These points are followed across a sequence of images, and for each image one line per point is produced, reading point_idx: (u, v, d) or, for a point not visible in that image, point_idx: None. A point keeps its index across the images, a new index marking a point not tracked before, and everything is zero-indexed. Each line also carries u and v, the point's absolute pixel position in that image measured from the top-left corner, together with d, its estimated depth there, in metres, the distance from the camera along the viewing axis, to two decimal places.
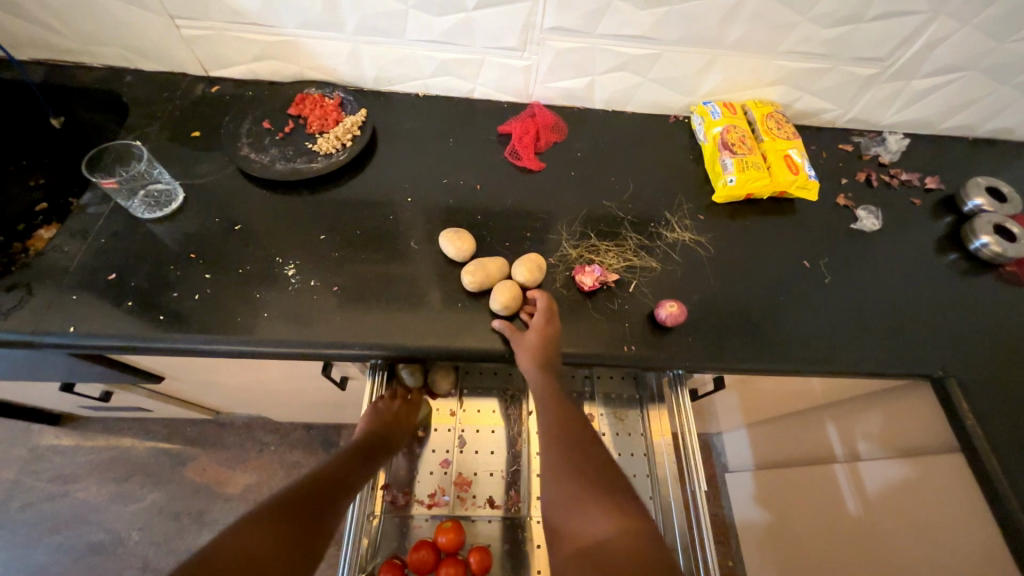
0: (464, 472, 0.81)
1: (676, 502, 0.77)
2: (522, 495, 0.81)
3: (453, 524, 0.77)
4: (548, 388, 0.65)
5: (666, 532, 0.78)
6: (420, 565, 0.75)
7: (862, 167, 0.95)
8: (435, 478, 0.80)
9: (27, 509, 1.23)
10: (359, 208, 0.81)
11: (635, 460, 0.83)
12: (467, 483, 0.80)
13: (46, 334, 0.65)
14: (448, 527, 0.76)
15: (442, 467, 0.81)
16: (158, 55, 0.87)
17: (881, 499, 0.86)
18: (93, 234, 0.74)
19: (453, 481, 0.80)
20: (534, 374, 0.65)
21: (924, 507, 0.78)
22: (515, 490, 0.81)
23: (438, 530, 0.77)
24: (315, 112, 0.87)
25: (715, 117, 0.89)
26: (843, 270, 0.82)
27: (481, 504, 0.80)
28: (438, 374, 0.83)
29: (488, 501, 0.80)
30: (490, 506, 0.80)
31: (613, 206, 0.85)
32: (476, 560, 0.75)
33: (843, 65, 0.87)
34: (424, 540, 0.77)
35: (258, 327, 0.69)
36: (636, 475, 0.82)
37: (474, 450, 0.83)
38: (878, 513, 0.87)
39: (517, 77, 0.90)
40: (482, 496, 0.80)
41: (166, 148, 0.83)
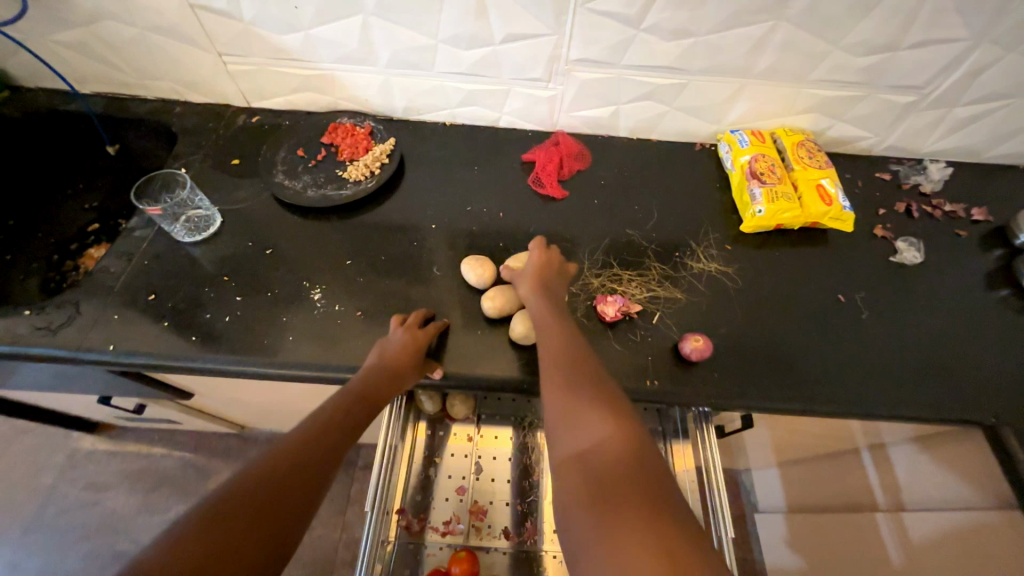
0: (480, 500, 0.80)
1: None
2: (539, 528, 0.79)
3: (467, 555, 0.74)
4: (540, 302, 0.65)
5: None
6: None
7: (901, 197, 0.91)
8: (451, 505, 0.79)
9: (61, 514, 1.28)
10: (385, 234, 0.83)
11: None
12: (483, 512, 0.79)
13: (88, 351, 0.68)
14: (462, 558, 0.73)
15: (458, 494, 0.80)
16: (205, 88, 0.93)
17: (931, 553, 0.81)
18: (137, 257, 0.78)
19: (469, 509, 0.79)
20: (531, 298, 0.66)
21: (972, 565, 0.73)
22: (530, 521, 0.79)
23: (452, 560, 0.74)
24: (347, 140, 0.90)
25: (743, 146, 0.88)
26: (883, 305, 0.78)
27: (496, 534, 0.78)
28: (456, 400, 0.81)
29: (504, 531, 0.79)
30: (506, 537, 0.78)
31: (636, 235, 0.84)
32: None
33: (878, 94, 0.85)
34: (436, 570, 0.74)
35: (283, 349, 0.70)
36: None
37: (490, 478, 0.82)
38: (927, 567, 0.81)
39: (542, 106, 0.92)
40: (498, 526, 0.79)
41: (207, 175, 0.87)
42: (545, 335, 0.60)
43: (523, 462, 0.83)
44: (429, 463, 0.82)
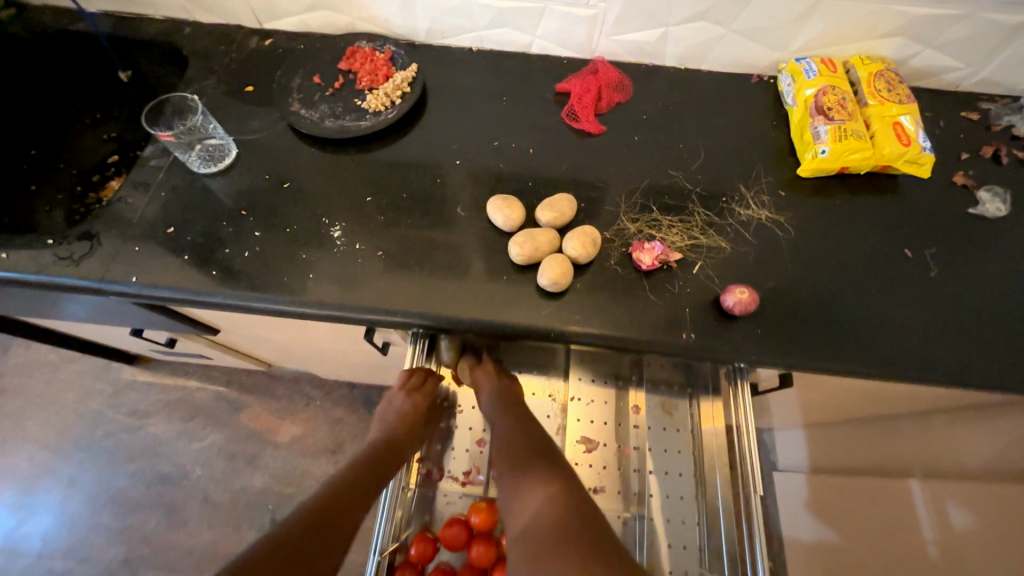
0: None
1: (727, 510, 0.73)
2: None
3: (486, 505, 0.77)
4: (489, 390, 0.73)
5: (710, 537, 0.73)
6: (452, 540, 0.76)
7: (989, 140, 0.79)
8: (470, 456, 0.79)
9: (108, 437, 1.36)
10: (407, 171, 0.78)
11: (681, 458, 0.77)
12: None
13: (111, 282, 0.68)
14: (482, 508, 0.77)
15: (478, 446, 0.79)
16: (214, 5, 0.86)
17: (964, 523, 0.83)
18: (154, 187, 0.75)
19: (488, 461, 0.79)
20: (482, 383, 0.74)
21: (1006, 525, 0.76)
22: None
23: (472, 509, 0.78)
24: (365, 66, 0.83)
25: (810, 76, 0.77)
26: (954, 261, 0.70)
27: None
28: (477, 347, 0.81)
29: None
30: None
31: (680, 177, 0.76)
32: None
33: (983, 12, 0.71)
34: (456, 518, 0.78)
35: (304, 287, 0.69)
36: (682, 474, 0.76)
37: None
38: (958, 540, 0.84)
39: (580, 28, 0.82)
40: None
41: (221, 103, 0.83)
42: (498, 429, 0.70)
43: (545, 416, 0.81)
44: (449, 414, 0.82)
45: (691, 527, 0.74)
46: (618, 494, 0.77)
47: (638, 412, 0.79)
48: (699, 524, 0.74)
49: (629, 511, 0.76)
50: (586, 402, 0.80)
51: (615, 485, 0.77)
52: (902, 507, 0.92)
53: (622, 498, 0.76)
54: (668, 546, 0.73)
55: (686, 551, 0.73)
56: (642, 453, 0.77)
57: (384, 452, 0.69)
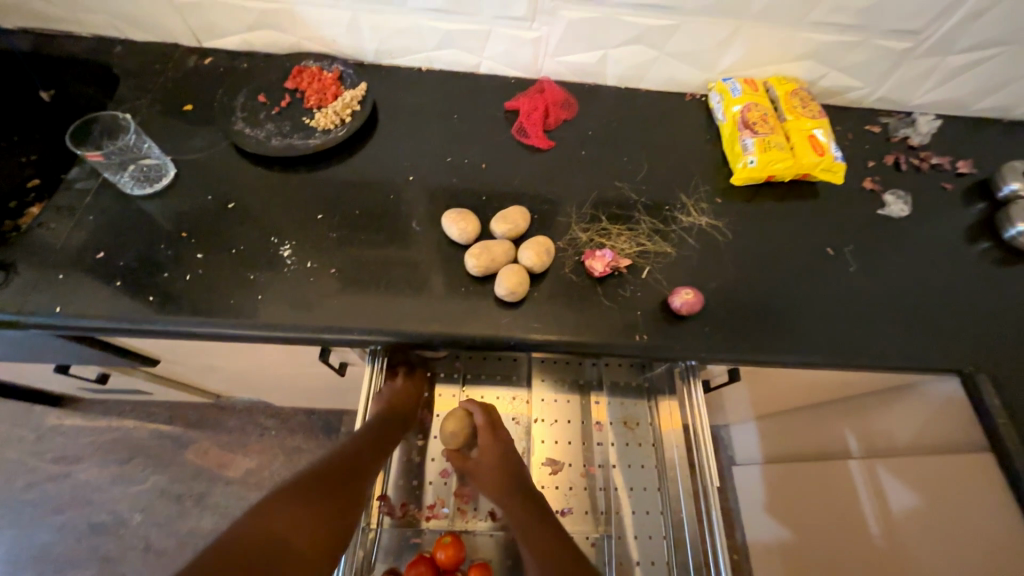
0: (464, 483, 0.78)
1: (691, 524, 0.73)
2: None
3: (452, 540, 0.73)
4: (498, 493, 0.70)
5: (676, 549, 0.74)
6: None
7: (890, 150, 0.90)
8: (434, 489, 0.77)
9: (29, 489, 1.22)
10: (359, 188, 0.77)
11: (645, 472, 0.79)
12: (469, 495, 0.77)
13: (31, 314, 0.63)
14: (448, 543, 0.72)
15: (442, 478, 0.77)
16: (149, 23, 0.83)
17: (903, 510, 0.82)
18: (81, 211, 0.71)
19: (453, 492, 0.77)
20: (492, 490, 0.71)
21: (945, 512, 0.75)
22: None
23: (437, 545, 0.73)
24: (313, 85, 0.82)
25: (735, 94, 0.84)
26: (869, 257, 0.78)
27: (481, 516, 0.77)
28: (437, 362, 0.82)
29: (489, 514, 0.77)
30: (492, 519, 0.77)
31: (625, 188, 0.80)
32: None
33: (875, 39, 0.81)
34: (421, 557, 0.72)
35: (253, 309, 0.66)
36: (646, 488, 0.79)
37: None
38: (898, 528, 0.84)
39: (525, 50, 0.85)
40: (483, 509, 0.77)
41: (157, 122, 0.79)
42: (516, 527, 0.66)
43: None
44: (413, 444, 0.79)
45: (657, 542, 0.76)
46: (585, 515, 0.77)
47: (601, 427, 0.81)
48: (665, 538, 0.76)
49: (597, 531, 0.76)
50: (549, 422, 0.81)
51: (583, 505, 0.78)
52: (845, 488, 0.94)
53: (590, 518, 0.77)
54: (637, 564, 0.75)
55: (655, 566, 0.74)
56: (607, 471, 0.79)
57: (367, 442, 0.67)
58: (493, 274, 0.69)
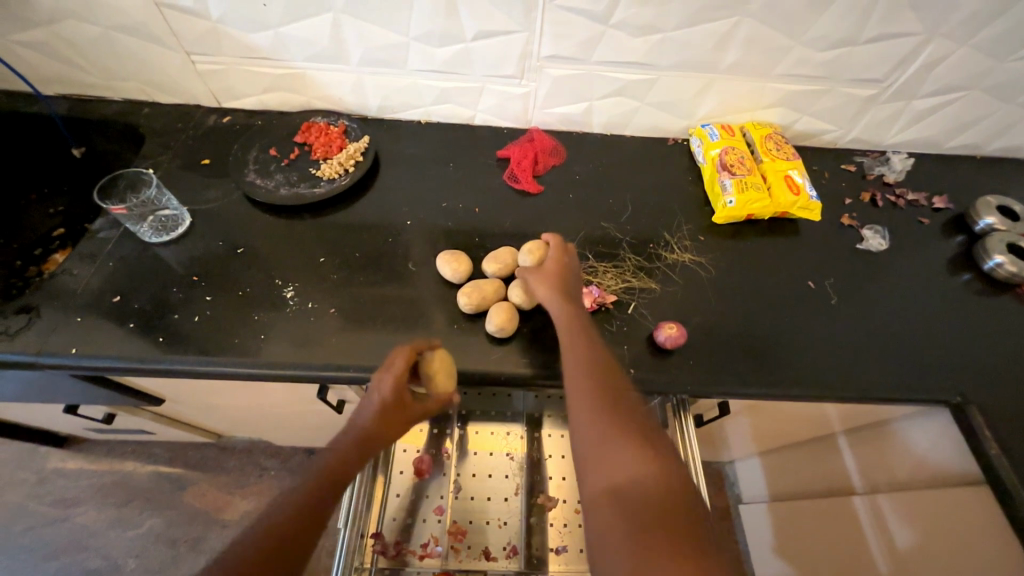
0: (459, 521, 0.78)
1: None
2: (521, 547, 0.77)
3: None
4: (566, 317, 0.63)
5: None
6: None
7: (866, 187, 0.94)
8: (429, 527, 0.77)
9: (27, 533, 1.22)
10: (360, 232, 0.82)
11: None
12: (462, 533, 0.77)
13: (47, 355, 0.66)
14: None
15: (437, 515, 0.77)
16: (174, 88, 0.91)
17: (914, 550, 0.81)
18: (101, 258, 0.76)
19: (447, 531, 0.76)
20: (554, 299, 0.65)
21: (955, 553, 0.73)
22: (513, 539, 0.77)
23: None
24: (320, 139, 0.89)
25: (713, 139, 0.90)
26: (850, 290, 0.80)
27: (476, 555, 0.76)
28: None
29: (484, 553, 0.76)
30: (487, 558, 0.76)
31: (611, 228, 0.85)
32: None
33: (840, 87, 0.87)
34: None
35: (256, 347, 0.69)
36: None
37: (470, 496, 0.80)
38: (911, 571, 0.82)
39: (516, 103, 0.92)
40: (478, 547, 0.77)
41: (176, 176, 0.86)
42: (576, 396, 0.55)
43: (504, 476, 0.81)
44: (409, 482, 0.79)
45: None
46: (580, 555, 0.77)
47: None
48: None
49: None
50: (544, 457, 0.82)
51: (578, 542, 0.78)
52: (852, 527, 0.92)
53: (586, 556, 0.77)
54: None
55: None
56: None
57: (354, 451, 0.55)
58: (485, 310, 0.72)
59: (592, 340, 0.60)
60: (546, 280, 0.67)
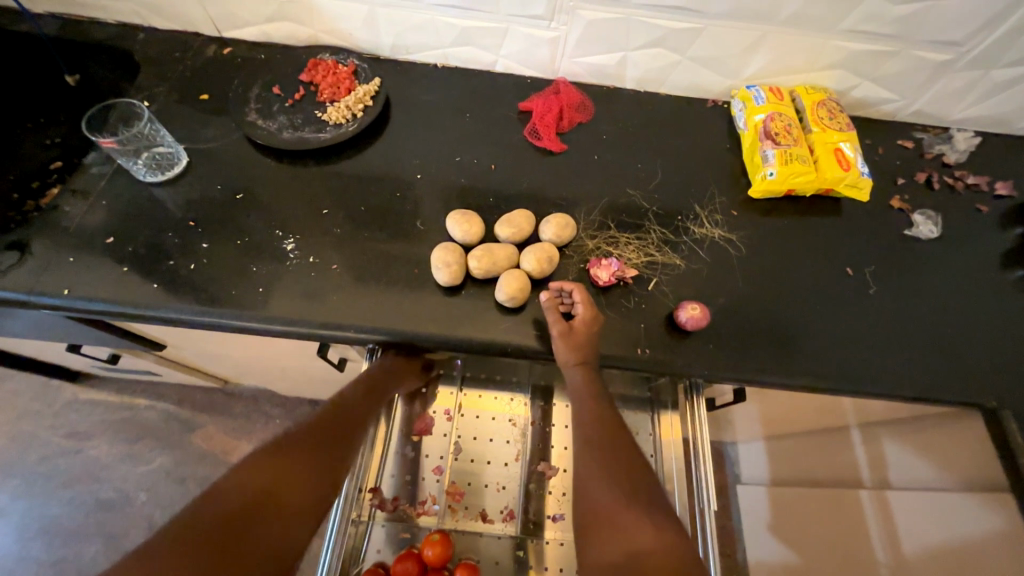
0: (457, 481, 0.77)
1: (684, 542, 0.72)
2: (518, 511, 0.76)
3: (440, 537, 0.73)
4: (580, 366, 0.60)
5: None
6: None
7: (923, 166, 0.85)
8: (427, 485, 0.76)
9: (43, 462, 1.27)
10: (368, 184, 0.77)
11: None
12: (460, 494, 0.76)
13: (40, 295, 0.64)
14: (435, 541, 0.72)
15: (435, 475, 0.77)
16: (171, 12, 0.84)
17: (918, 551, 0.79)
18: (94, 196, 0.72)
19: (445, 490, 0.76)
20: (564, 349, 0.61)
21: (968, 557, 0.70)
22: (510, 503, 0.77)
23: (426, 542, 0.73)
24: (327, 78, 0.82)
25: (759, 102, 0.81)
26: (891, 279, 0.74)
27: (473, 516, 0.76)
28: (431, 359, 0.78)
29: (480, 514, 0.76)
30: (483, 520, 0.76)
31: (637, 196, 0.78)
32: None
33: (911, 50, 0.77)
34: (411, 552, 0.74)
35: (254, 301, 0.66)
36: None
37: (469, 459, 0.78)
38: (910, 569, 0.80)
39: (542, 49, 0.83)
40: (475, 508, 0.76)
41: (173, 111, 0.80)
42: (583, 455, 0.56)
43: (505, 441, 0.80)
44: (409, 441, 0.78)
45: None
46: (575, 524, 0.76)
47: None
48: None
49: None
50: (550, 425, 0.81)
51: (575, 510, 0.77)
52: (854, 518, 0.91)
53: None
54: None
55: None
56: None
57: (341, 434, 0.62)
58: (495, 276, 0.68)
59: (606, 407, 0.60)
60: (566, 335, 0.61)
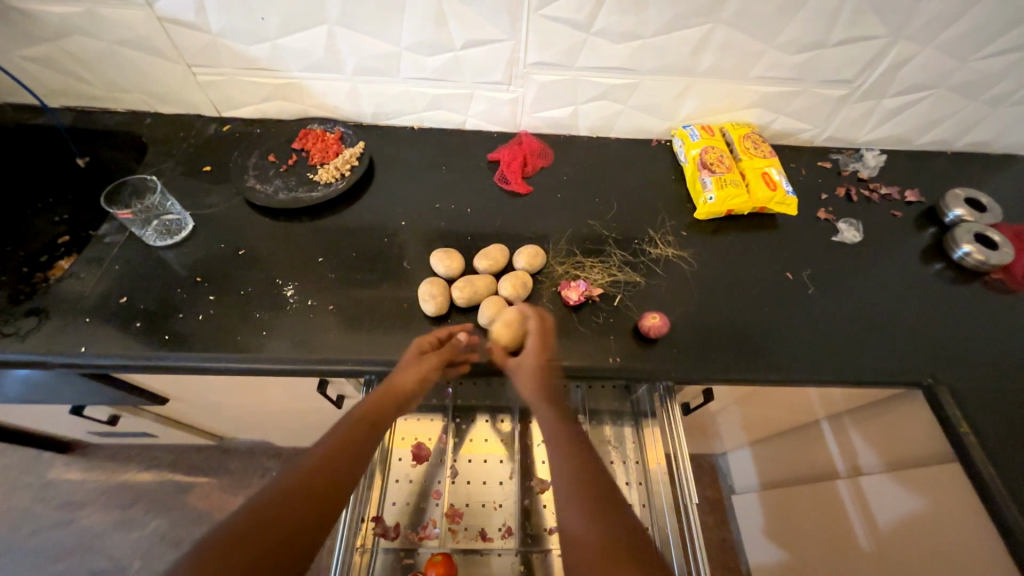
0: (456, 503, 0.80)
1: (674, 539, 0.76)
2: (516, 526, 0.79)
3: (443, 558, 0.73)
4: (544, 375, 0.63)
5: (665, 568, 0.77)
6: None
7: (841, 182, 0.98)
8: (427, 510, 0.80)
9: (33, 536, 1.24)
10: (357, 233, 0.86)
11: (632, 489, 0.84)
12: (459, 515, 0.79)
13: (58, 354, 0.69)
14: (438, 561, 0.72)
15: (434, 499, 0.80)
16: (176, 99, 0.95)
17: (894, 531, 0.84)
18: (107, 262, 0.79)
19: (444, 513, 0.79)
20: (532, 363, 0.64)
21: (938, 530, 0.75)
22: (506, 520, 0.80)
23: (428, 564, 0.73)
24: (317, 145, 0.93)
25: (694, 139, 0.94)
26: (826, 280, 0.84)
27: (473, 536, 0.78)
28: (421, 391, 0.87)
29: (479, 534, 0.79)
30: (483, 539, 0.78)
31: (598, 226, 0.88)
32: None
33: (813, 89, 0.92)
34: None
35: (259, 343, 0.72)
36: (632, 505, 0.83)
37: (466, 481, 0.82)
38: (893, 552, 0.85)
39: (504, 108, 0.96)
40: (475, 528, 0.79)
41: (179, 182, 0.89)
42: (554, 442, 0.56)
43: (498, 461, 0.84)
44: (409, 469, 0.83)
45: None
46: None
47: None
48: None
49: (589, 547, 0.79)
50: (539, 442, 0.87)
51: None
52: (837, 510, 0.95)
53: None
54: None
55: None
56: None
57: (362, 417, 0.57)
58: (478, 304, 0.76)
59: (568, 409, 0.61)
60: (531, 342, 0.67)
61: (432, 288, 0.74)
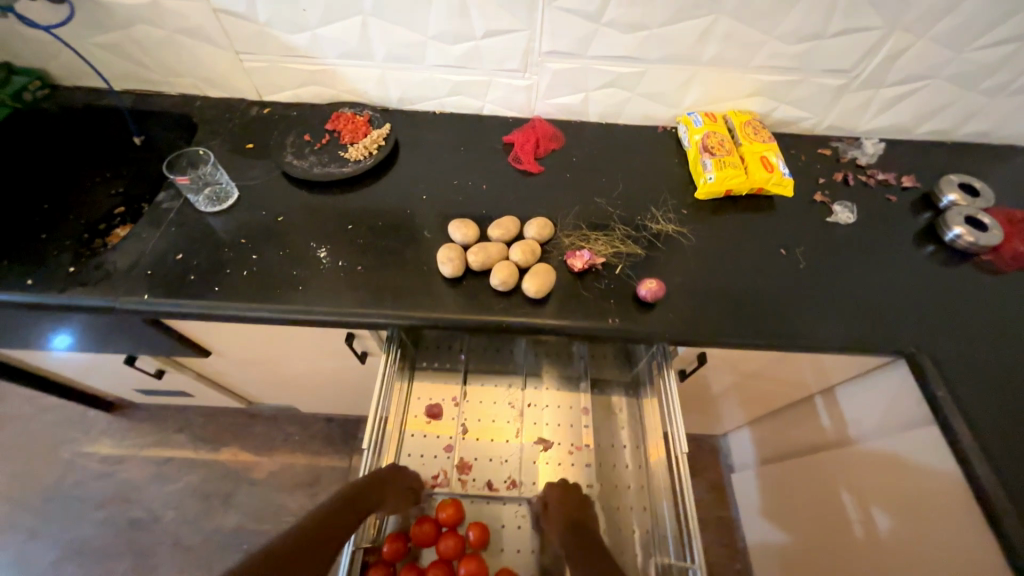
0: (466, 456, 0.88)
1: (666, 492, 0.82)
2: (519, 478, 0.87)
3: (453, 500, 0.82)
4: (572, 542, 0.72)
5: (656, 520, 0.83)
6: (422, 537, 0.80)
7: (840, 168, 1.03)
8: (439, 461, 0.87)
9: (78, 485, 1.36)
10: (383, 206, 0.94)
11: (628, 450, 0.91)
12: (468, 466, 0.87)
13: (126, 300, 0.79)
14: (448, 503, 0.82)
15: (446, 451, 0.87)
16: (223, 84, 1.05)
17: (880, 498, 0.88)
18: (165, 224, 0.89)
19: (455, 464, 0.87)
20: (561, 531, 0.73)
21: (916, 492, 0.80)
22: (511, 472, 0.87)
23: (440, 505, 0.83)
24: (348, 126, 1.02)
25: (697, 125, 1.00)
26: (818, 257, 0.89)
27: (480, 485, 0.86)
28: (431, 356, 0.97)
29: (487, 483, 0.86)
30: (489, 488, 0.86)
31: (604, 204, 0.95)
32: (474, 533, 0.81)
33: (812, 78, 0.97)
34: (427, 515, 0.83)
35: (294, 298, 0.81)
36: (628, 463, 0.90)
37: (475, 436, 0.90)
38: (876, 519, 0.90)
39: (520, 95, 1.04)
40: (482, 479, 0.87)
41: (225, 158, 0.99)
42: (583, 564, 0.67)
43: (507, 420, 0.92)
44: (423, 423, 0.90)
45: (640, 512, 0.86)
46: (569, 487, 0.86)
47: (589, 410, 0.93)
48: (645, 508, 0.85)
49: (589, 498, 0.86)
50: (543, 406, 0.93)
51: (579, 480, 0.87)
52: (827, 482, 1.00)
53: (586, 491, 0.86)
54: (621, 530, 0.85)
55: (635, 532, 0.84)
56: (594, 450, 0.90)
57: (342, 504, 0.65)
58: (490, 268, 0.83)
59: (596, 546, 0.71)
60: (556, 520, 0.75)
61: (449, 253, 0.82)
